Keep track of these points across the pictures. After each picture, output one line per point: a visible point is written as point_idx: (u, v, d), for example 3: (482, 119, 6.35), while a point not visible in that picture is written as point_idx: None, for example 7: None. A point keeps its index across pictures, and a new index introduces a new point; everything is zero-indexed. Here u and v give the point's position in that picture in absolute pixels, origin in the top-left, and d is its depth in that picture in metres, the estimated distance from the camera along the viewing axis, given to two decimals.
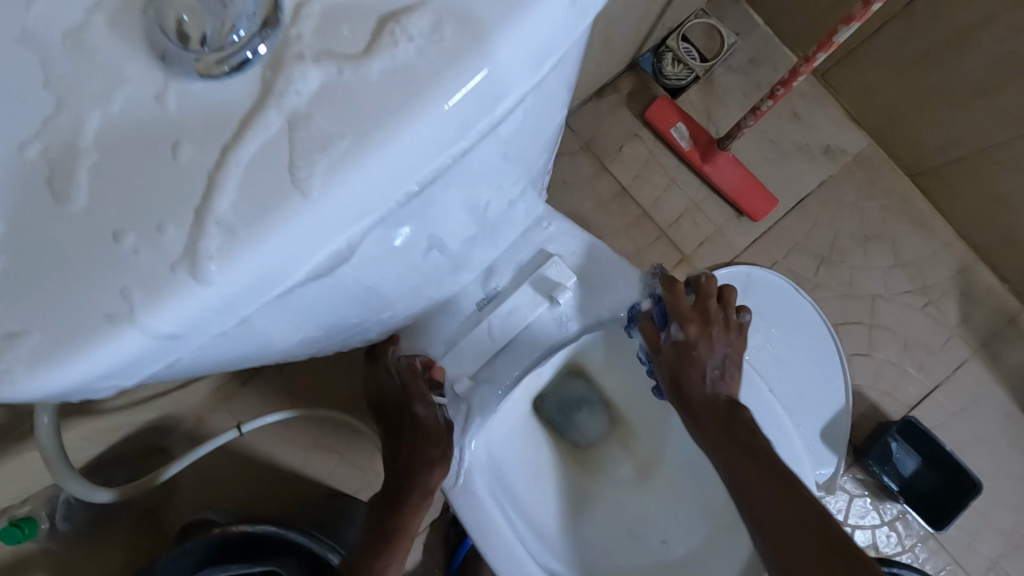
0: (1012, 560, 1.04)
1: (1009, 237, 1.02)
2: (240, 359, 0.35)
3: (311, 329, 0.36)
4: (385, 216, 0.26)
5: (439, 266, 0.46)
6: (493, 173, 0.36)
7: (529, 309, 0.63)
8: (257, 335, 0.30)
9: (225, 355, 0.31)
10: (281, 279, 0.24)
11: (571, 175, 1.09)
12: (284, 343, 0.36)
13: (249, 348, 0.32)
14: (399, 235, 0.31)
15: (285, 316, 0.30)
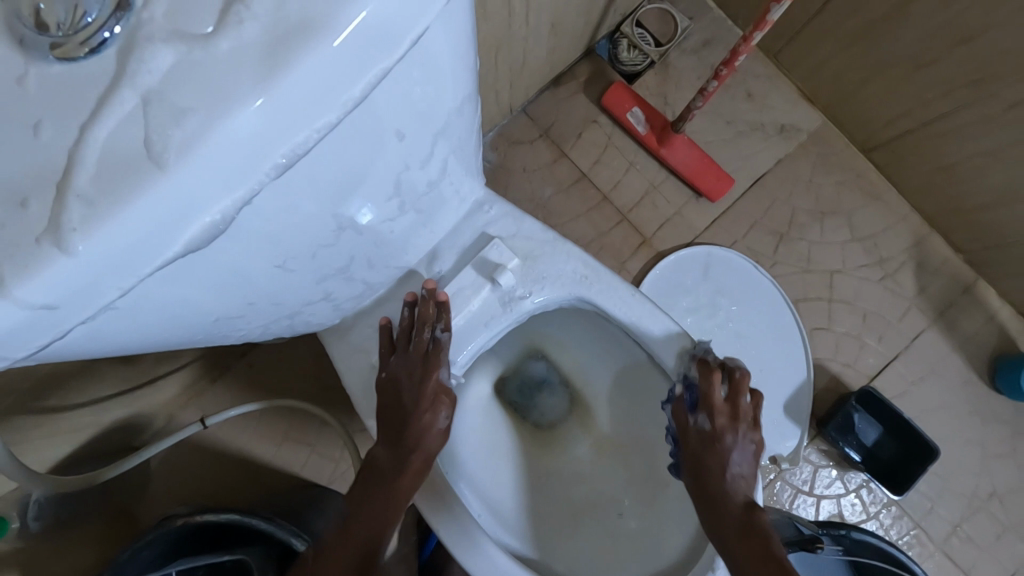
0: (974, 524, 1.07)
1: (959, 207, 1.04)
2: (160, 341, 0.38)
3: (228, 313, 0.39)
4: (248, 193, 0.29)
5: (365, 251, 0.48)
6: (394, 159, 0.38)
7: (471, 292, 0.64)
8: (158, 313, 0.33)
9: (133, 334, 0.34)
10: (148, 250, 0.27)
11: (530, 163, 1.12)
12: (204, 327, 0.39)
13: (162, 331, 0.35)
14: (289, 216, 0.34)
15: (184, 293, 0.33)
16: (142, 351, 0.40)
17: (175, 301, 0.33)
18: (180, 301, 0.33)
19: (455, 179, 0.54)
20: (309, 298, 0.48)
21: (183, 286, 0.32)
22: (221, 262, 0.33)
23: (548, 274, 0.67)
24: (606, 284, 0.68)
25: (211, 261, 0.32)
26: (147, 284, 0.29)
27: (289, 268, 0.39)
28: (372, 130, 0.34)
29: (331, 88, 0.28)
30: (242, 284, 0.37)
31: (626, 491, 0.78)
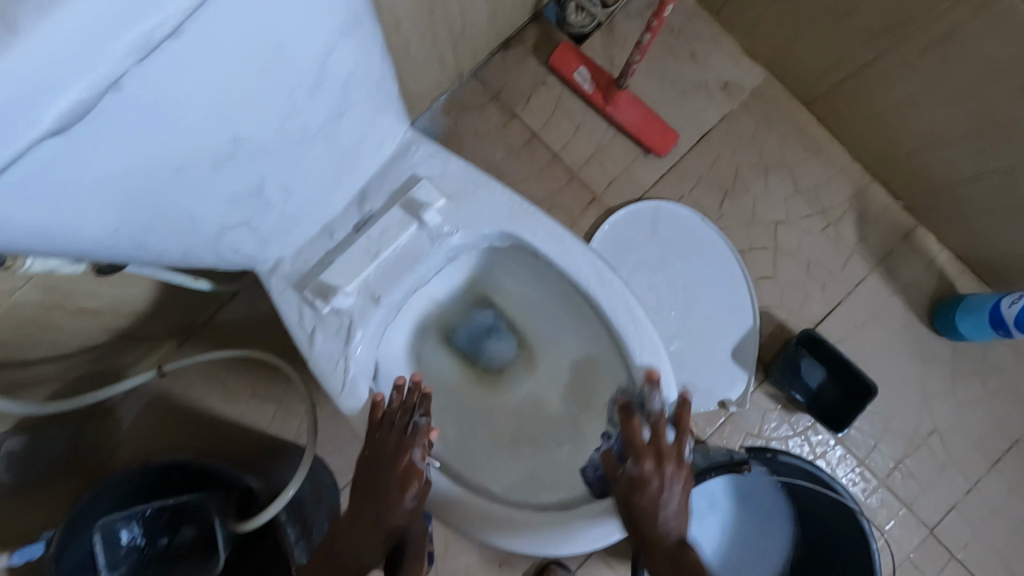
0: (915, 460, 1.11)
1: (894, 154, 1.08)
2: (67, 237, 0.41)
3: (121, 206, 0.41)
4: (114, 75, 0.31)
5: (275, 172, 0.51)
6: (273, 62, 0.40)
7: (398, 229, 0.68)
8: (50, 200, 0.36)
9: (32, 220, 0.37)
10: (16, 123, 0.29)
11: (482, 126, 1.15)
12: (96, 220, 0.41)
13: (47, 214, 0.37)
14: (164, 106, 0.36)
15: (73, 180, 0.36)
16: (56, 251, 0.43)
17: (67, 189, 0.36)
18: (72, 188, 0.36)
19: (369, 109, 0.57)
20: (225, 218, 0.52)
21: (70, 173, 0.35)
22: (107, 153, 0.36)
23: (476, 211, 0.70)
24: (531, 219, 0.70)
25: (94, 149, 0.35)
26: (27, 163, 0.32)
27: (187, 174, 0.43)
28: (242, 32, 0.36)
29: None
30: (139, 185, 0.40)
31: (566, 425, 0.82)
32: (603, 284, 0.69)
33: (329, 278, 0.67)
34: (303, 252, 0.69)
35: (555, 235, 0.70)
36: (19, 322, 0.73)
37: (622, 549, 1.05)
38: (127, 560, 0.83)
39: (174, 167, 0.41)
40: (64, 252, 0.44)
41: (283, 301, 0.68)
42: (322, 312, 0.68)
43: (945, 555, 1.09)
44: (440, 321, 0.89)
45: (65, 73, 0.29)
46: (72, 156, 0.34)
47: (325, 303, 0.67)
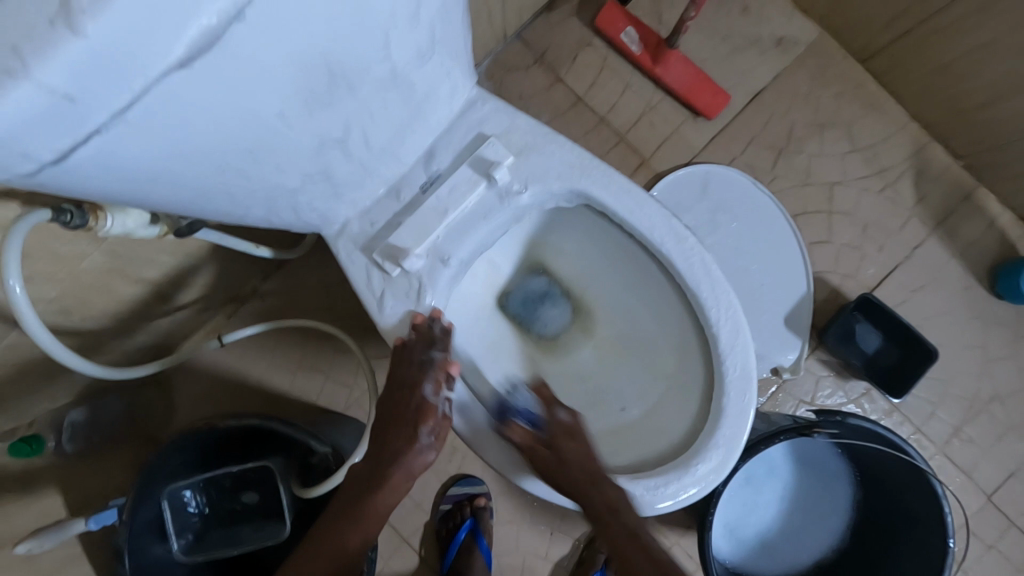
0: (974, 426, 1.09)
1: (960, 108, 1.04)
2: (166, 184, 0.40)
3: (224, 150, 0.40)
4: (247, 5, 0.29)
5: (358, 120, 0.49)
6: (378, 1, 0.38)
7: (468, 188, 0.66)
8: (161, 142, 0.35)
9: (140, 164, 0.36)
10: (156, 54, 0.28)
11: (526, 89, 1.12)
12: (201, 167, 0.40)
13: (165, 157, 0.37)
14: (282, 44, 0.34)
15: (186, 120, 0.34)
16: (151, 199, 0.42)
17: (178, 129, 0.35)
18: (183, 130, 0.35)
19: (446, 60, 0.55)
20: (307, 170, 0.50)
21: (185, 112, 0.34)
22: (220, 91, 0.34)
23: (545, 168, 0.67)
24: (601, 174, 0.68)
25: (210, 87, 0.33)
26: (152, 99, 0.30)
27: (283, 118, 0.41)
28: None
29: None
30: (240, 128, 0.39)
31: (629, 390, 0.81)
32: (678, 241, 0.67)
33: (397, 239, 0.66)
34: (371, 211, 0.67)
35: (626, 191, 0.68)
36: (85, 290, 0.73)
37: (675, 517, 1.04)
38: (193, 525, 0.85)
39: (278, 112, 0.40)
40: (157, 201, 0.43)
41: (352, 263, 0.67)
42: (391, 275, 0.67)
43: (1003, 521, 1.08)
44: (496, 287, 0.87)
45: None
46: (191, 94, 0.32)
47: (394, 265, 0.66)
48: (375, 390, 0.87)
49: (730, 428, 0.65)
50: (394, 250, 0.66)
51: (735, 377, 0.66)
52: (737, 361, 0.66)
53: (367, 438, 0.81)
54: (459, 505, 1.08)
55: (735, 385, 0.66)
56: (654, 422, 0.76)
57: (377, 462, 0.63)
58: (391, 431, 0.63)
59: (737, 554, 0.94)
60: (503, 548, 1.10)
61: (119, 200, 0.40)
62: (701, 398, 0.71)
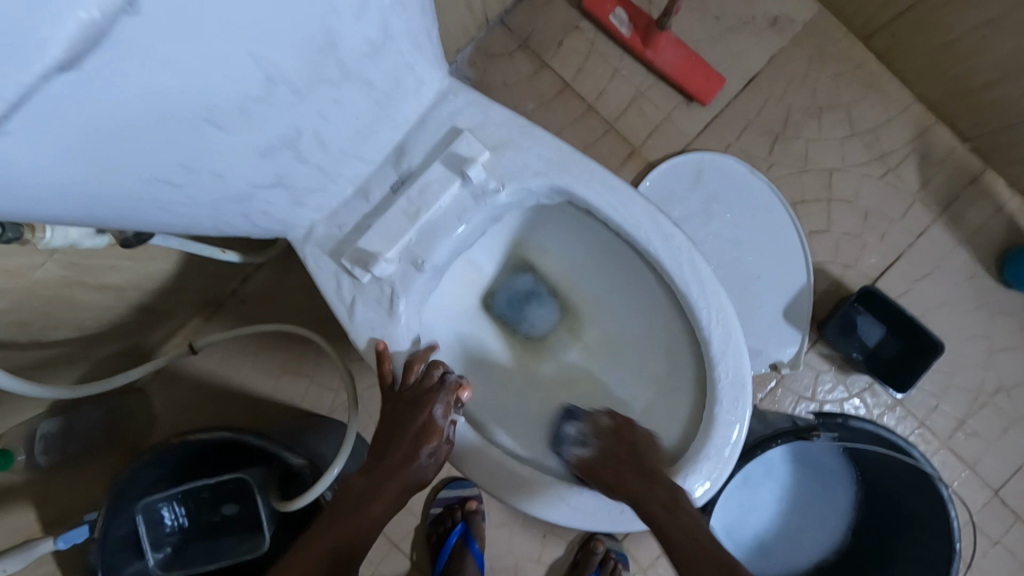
0: (979, 419, 1.06)
1: (966, 88, 0.99)
2: (86, 198, 0.36)
3: (149, 160, 0.36)
4: None
5: (311, 121, 0.45)
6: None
7: (440, 187, 0.62)
8: (63, 154, 0.31)
9: (43, 180, 0.32)
10: (24, 54, 0.24)
11: (510, 77, 1.08)
12: (123, 179, 0.36)
13: (74, 171, 0.32)
14: (196, 39, 0.30)
15: (92, 128, 0.30)
16: (73, 214, 0.38)
17: (85, 139, 0.31)
18: (92, 139, 0.31)
19: (407, 51, 0.51)
20: (258, 177, 0.46)
21: (90, 120, 0.30)
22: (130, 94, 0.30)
23: (524, 164, 0.63)
24: (582, 169, 0.63)
25: (116, 89, 0.29)
26: (35, 107, 0.26)
27: (218, 122, 0.37)
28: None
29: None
30: (166, 136, 0.35)
31: (619, 393, 0.77)
32: (665, 239, 0.63)
33: (367, 244, 0.62)
34: (338, 214, 0.63)
35: (609, 187, 0.63)
36: (42, 302, 0.69)
37: None
38: (172, 541, 0.81)
39: (207, 116, 0.36)
40: (81, 216, 0.39)
41: (319, 269, 0.63)
42: (362, 282, 0.63)
43: (1009, 516, 1.05)
44: (479, 287, 0.83)
45: None
46: (90, 98, 0.28)
47: (364, 271, 0.62)
48: (355, 397, 0.84)
49: (723, 436, 0.62)
50: (363, 255, 0.62)
51: (728, 382, 0.62)
52: (729, 366, 0.62)
53: (346, 448, 0.77)
54: (448, 508, 1.05)
55: (729, 390, 0.62)
56: (646, 428, 0.72)
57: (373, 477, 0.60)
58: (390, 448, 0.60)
59: (734, 557, 0.90)
60: (495, 551, 1.08)
61: (35, 217, 0.37)
62: (693, 402, 0.67)
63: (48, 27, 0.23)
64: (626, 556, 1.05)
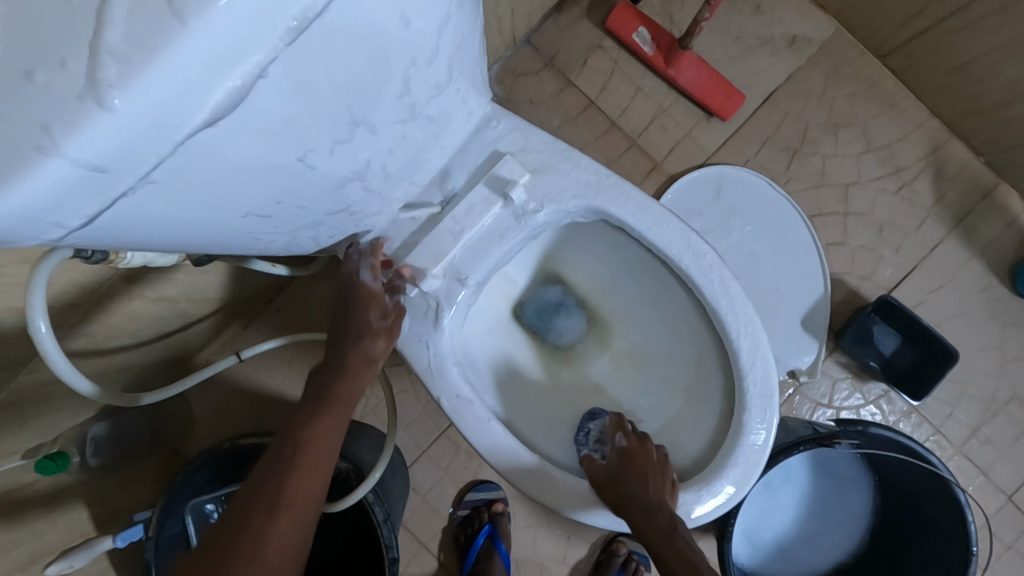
0: (993, 427, 1.08)
1: (980, 106, 1.02)
2: (193, 230, 0.40)
3: (249, 196, 0.40)
4: (269, 62, 0.29)
5: (378, 153, 0.49)
6: (397, 42, 0.38)
7: (483, 207, 0.66)
8: (186, 195, 0.35)
9: (166, 217, 0.36)
10: (181, 117, 0.28)
11: (537, 94, 1.12)
12: (226, 213, 0.40)
13: (191, 209, 0.37)
14: (305, 93, 0.34)
15: (213, 172, 0.34)
16: (178, 243, 0.42)
17: (206, 181, 0.35)
18: (210, 181, 0.35)
19: (461, 86, 0.55)
20: (329, 204, 0.50)
21: (212, 165, 0.34)
22: (246, 142, 0.34)
23: (561, 186, 0.67)
24: (619, 191, 0.67)
25: (238, 138, 0.33)
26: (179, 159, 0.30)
27: (308, 160, 0.41)
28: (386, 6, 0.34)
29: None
30: (265, 175, 0.39)
31: (646, 401, 0.81)
32: (697, 257, 0.67)
33: (415, 260, 0.66)
34: (387, 232, 0.67)
35: (643, 208, 0.67)
36: (105, 314, 0.74)
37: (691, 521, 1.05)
38: None
39: (301, 155, 0.40)
40: (182, 244, 0.43)
41: None
42: (408, 295, 0.67)
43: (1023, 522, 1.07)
44: (511, 298, 0.87)
45: (229, 60, 0.27)
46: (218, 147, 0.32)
47: (410, 284, 0.67)
48: (394, 402, 0.87)
49: (751, 443, 0.65)
50: (410, 270, 0.66)
51: (756, 393, 0.66)
52: (759, 378, 0.66)
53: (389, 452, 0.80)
54: (476, 510, 1.09)
55: (757, 401, 0.66)
56: (674, 436, 0.76)
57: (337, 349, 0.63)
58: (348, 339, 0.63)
59: (757, 559, 0.94)
60: (521, 552, 1.11)
61: (146, 246, 0.41)
62: (720, 411, 0.71)
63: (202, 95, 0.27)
64: (647, 557, 1.09)
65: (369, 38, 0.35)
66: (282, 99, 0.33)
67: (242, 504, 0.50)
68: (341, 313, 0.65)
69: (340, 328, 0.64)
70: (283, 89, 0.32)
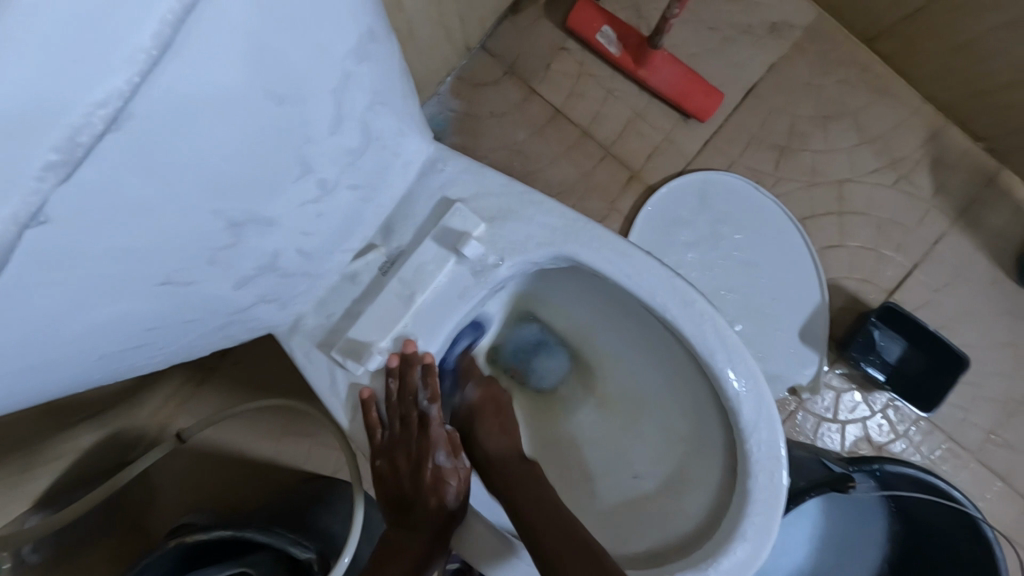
0: (1010, 429, 1.02)
1: (979, 89, 0.94)
2: (38, 383, 0.32)
3: (100, 334, 0.32)
4: (32, 218, 0.23)
5: (289, 241, 0.40)
6: (251, 122, 0.30)
7: (435, 266, 0.56)
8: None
9: None
10: None
11: (498, 106, 1.02)
12: (75, 356, 0.32)
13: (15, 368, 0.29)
14: (125, 223, 0.28)
15: (19, 330, 0.27)
16: (39, 396, 0.34)
17: (20, 339, 0.28)
18: (27, 337, 0.28)
19: (388, 140, 0.45)
20: (237, 305, 0.42)
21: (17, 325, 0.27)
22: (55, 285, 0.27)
23: (524, 234, 0.57)
24: (590, 236, 0.58)
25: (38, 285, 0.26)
26: None
27: (178, 281, 0.33)
28: (215, 93, 0.27)
29: (106, 32, 0.22)
30: (114, 309, 0.31)
31: (639, 453, 0.72)
32: (684, 305, 0.58)
33: (360, 334, 0.56)
34: (326, 305, 0.57)
35: (621, 253, 0.58)
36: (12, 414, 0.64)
37: None
38: None
39: (163, 278, 0.32)
40: (41, 396, 0.35)
41: (310, 363, 0.58)
42: (357, 373, 0.57)
43: None
44: (483, 345, 0.79)
45: None
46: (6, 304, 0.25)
47: (357, 361, 0.56)
48: (360, 473, 0.78)
49: (761, 513, 0.57)
50: (356, 346, 0.56)
51: (761, 455, 0.57)
52: (762, 436, 0.58)
53: (354, 534, 0.72)
54: (467, 563, 1.01)
55: (762, 464, 0.57)
56: (673, 495, 0.67)
57: (401, 478, 0.58)
58: (399, 465, 0.58)
59: None
60: None
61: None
62: (722, 470, 0.63)
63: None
64: None
65: (201, 149, 0.29)
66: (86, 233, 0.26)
67: None
68: (379, 425, 0.57)
69: (396, 453, 0.58)
70: (85, 218, 0.26)
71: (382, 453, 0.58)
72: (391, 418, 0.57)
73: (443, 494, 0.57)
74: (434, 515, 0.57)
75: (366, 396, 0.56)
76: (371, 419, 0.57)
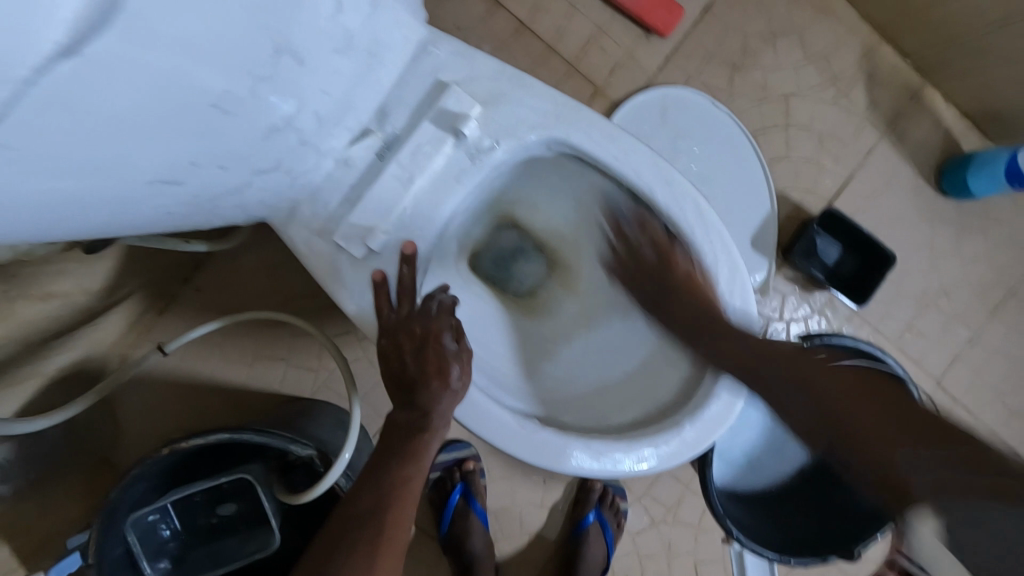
0: (925, 319, 1.16)
1: (908, 6, 1.02)
2: (85, 203, 0.34)
3: (156, 157, 0.34)
4: None
5: (314, 96, 0.43)
6: None
7: (433, 148, 0.57)
8: (77, 151, 0.30)
9: (57, 185, 0.31)
10: (36, 39, 0.24)
11: (464, 19, 1.01)
12: (132, 176, 0.34)
13: (87, 165, 0.31)
14: (199, 19, 0.30)
15: (91, 118, 0.29)
16: (79, 224, 0.36)
17: (95, 134, 0.30)
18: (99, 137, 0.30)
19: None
20: (257, 163, 0.43)
21: (95, 122, 0.30)
22: (130, 76, 0.29)
23: (517, 118, 0.59)
24: (581, 119, 0.60)
25: (123, 68, 0.29)
26: (43, 94, 0.26)
27: (227, 106, 0.36)
28: None
29: None
30: (171, 127, 0.34)
31: (621, 337, 0.77)
32: (667, 185, 0.62)
33: (360, 217, 0.57)
34: (323, 192, 0.57)
35: (611, 135, 0.61)
36: None
37: None
38: (171, 549, 0.79)
39: (217, 100, 0.35)
40: (80, 226, 0.36)
41: (309, 250, 0.58)
42: (358, 259, 0.58)
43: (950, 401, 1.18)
44: (466, 249, 0.81)
45: None
46: (97, 83, 0.28)
47: (360, 246, 0.58)
48: (352, 377, 0.79)
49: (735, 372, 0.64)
50: (357, 230, 0.57)
51: (732, 320, 0.64)
52: (735, 305, 0.64)
53: (353, 432, 0.74)
54: (448, 470, 1.06)
55: (734, 328, 0.64)
56: (653, 369, 0.72)
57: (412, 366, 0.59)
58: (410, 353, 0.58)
59: (728, 476, 0.97)
60: (499, 504, 1.09)
61: (34, 233, 0.34)
62: None
63: (59, 4, 0.24)
64: (621, 488, 1.10)
65: None
66: (162, 22, 0.29)
67: (326, 529, 0.55)
68: (387, 309, 0.59)
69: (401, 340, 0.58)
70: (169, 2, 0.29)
71: (387, 333, 0.59)
72: (400, 304, 0.59)
73: (451, 376, 0.58)
74: (440, 393, 0.58)
75: (379, 278, 0.58)
76: (381, 300, 0.58)
